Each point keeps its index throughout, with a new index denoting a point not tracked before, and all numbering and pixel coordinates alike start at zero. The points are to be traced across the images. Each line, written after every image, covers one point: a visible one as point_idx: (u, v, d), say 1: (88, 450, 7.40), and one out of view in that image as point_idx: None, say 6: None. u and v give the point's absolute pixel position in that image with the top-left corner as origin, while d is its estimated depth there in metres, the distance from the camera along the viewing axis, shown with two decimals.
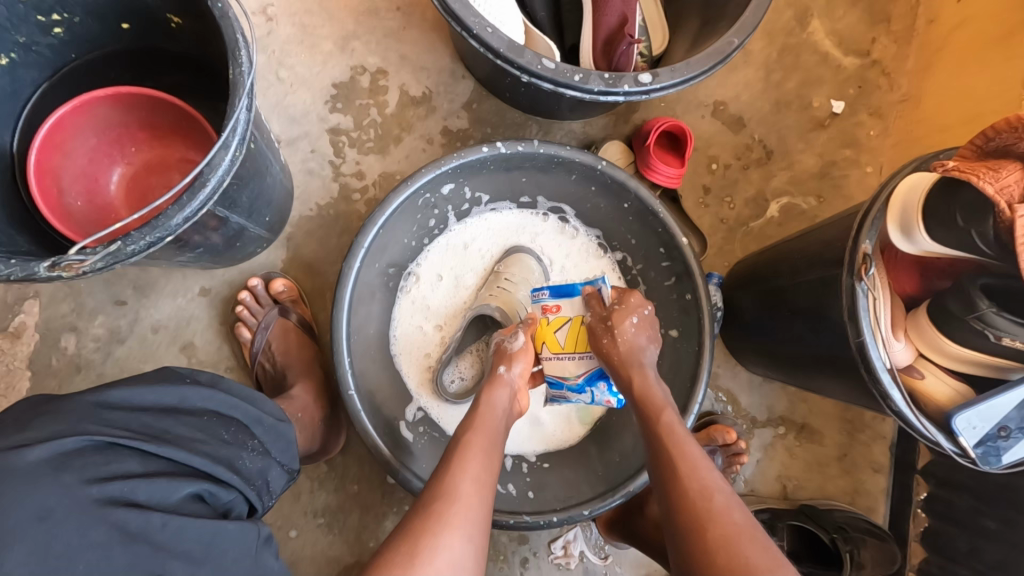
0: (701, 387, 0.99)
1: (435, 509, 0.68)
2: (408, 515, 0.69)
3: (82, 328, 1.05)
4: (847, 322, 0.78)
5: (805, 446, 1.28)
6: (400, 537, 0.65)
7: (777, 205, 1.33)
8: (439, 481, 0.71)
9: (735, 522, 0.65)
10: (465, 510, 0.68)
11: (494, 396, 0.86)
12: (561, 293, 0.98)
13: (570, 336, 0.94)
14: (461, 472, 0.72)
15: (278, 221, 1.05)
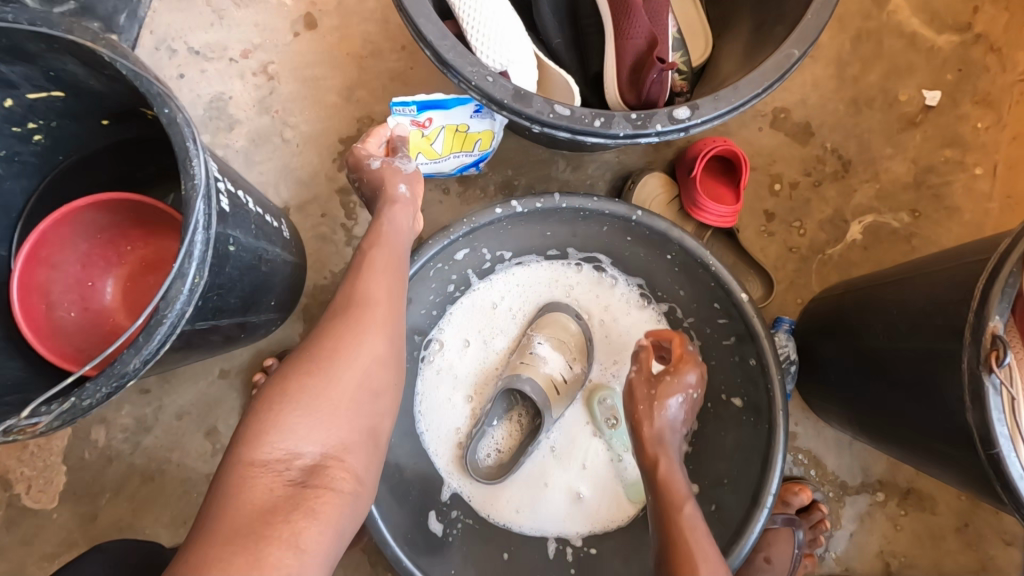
0: (775, 474, 0.81)
1: (324, 368, 0.59)
2: (317, 331, 0.64)
3: (111, 418, 1.04)
4: (970, 407, 0.64)
5: (911, 516, 1.07)
6: (298, 389, 0.57)
7: (860, 227, 1.11)
8: (340, 338, 0.62)
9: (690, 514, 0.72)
10: (352, 365, 0.61)
11: (395, 211, 0.76)
12: (430, 106, 0.88)
13: (447, 145, 0.96)
14: (355, 347, 0.62)
15: (288, 298, 0.98)
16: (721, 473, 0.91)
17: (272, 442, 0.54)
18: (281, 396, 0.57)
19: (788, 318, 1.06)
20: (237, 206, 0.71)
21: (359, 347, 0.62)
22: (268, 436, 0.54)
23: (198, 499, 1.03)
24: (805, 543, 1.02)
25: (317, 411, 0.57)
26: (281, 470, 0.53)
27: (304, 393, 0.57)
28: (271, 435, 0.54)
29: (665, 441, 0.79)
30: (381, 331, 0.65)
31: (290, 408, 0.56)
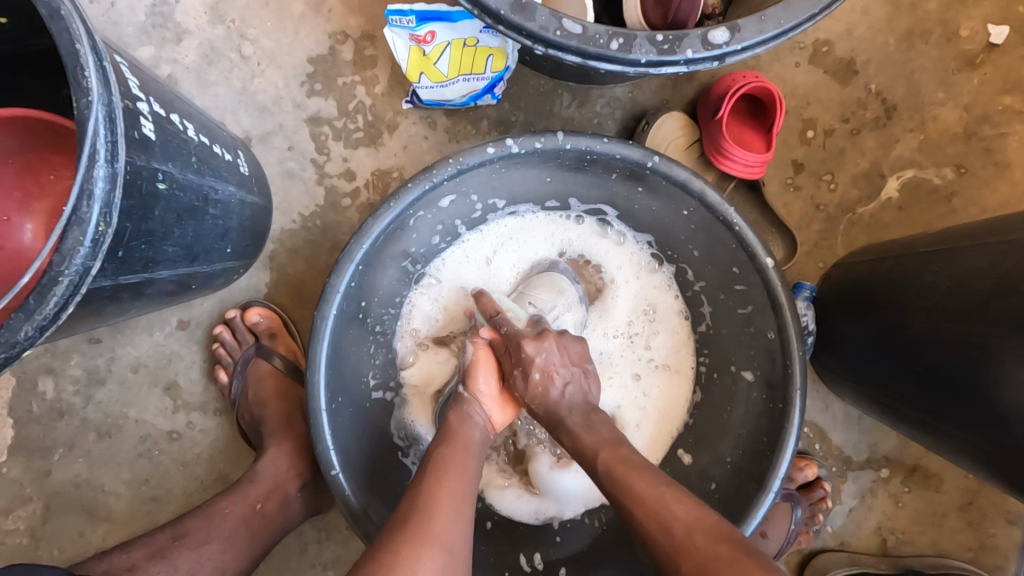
0: (786, 459, 0.74)
1: (423, 544, 0.58)
2: (387, 527, 0.62)
3: (59, 369, 0.95)
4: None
5: (915, 493, 1.02)
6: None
7: (897, 183, 0.99)
8: (422, 514, 0.61)
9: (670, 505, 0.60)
10: (445, 526, 0.61)
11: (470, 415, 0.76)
12: (430, 17, 0.81)
13: (453, 65, 0.85)
14: (437, 499, 0.63)
15: (249, 242, 0.86)
16: (723, 453, 0.84)
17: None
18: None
19: (809, 284, 0.96)
20: (164, 133, 0.58)
21: (437, 498, 0.63)
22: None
23: (159, 456, 0.96)
24: (802, 519, 0.98)
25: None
26: (448, 546, 0.60)
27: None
28: (432, 529, 0.60)
29: (567, 422, 0.72)
30: (455, 492, 0.64)
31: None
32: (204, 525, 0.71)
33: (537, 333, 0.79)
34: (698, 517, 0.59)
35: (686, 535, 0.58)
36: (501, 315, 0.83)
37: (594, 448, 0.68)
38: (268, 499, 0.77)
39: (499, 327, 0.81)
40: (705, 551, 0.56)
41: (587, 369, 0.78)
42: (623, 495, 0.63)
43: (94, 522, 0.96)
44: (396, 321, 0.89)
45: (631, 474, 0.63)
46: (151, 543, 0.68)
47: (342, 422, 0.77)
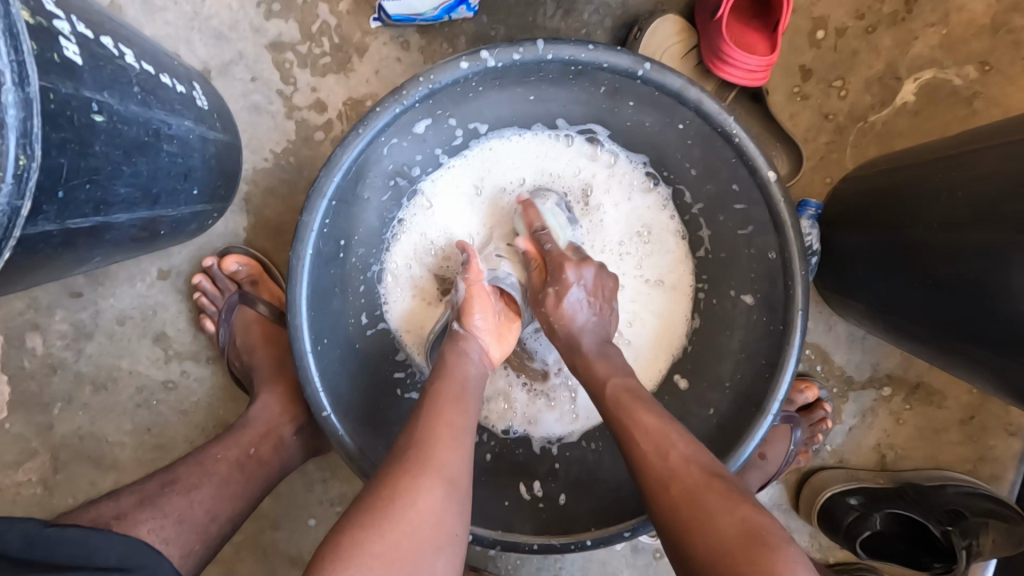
0: (785, 381, 0.72)
1: (423, 474, 0.57)
2: (386, 460, 0.61)
3: (45, 325, 0.94)
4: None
5: (916, 410, 1.01)
6: (358, 544, 0.52)
7: (915, 86, 0.91)
8: (421, 446, 0.60)
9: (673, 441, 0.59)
10: (445, 458, 0.60)
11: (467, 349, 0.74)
12: None
13: None
14: (437, 431, 0.62)
15: (219, 183, 0.81)
16: (721, 379, 0.82)
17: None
18: (347, 549, 0.52)
19: (815, 201, 0.91)
20: (95, 58, 0.52)
21: (438, 430, 0.62)
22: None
23: (157, 406, 0.96)
24: (802, 440, 0.98)
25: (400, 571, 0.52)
26: (448, 476, 0.59)
27: (389, 531, 0.53)
28: (431, 460, 0.59)
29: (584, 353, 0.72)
30: (454, 425, 0.63)
31: (375, 566, 0.51)
32: (196, 470, 0.69)
33: (579, 257, 0.78)
34: (694, 451, 0.59)
35: (681, 464, 0.57)
36: (545, 231, 0.80)
37: (604, 376, 0.68)
38: (261, 444, 0.77)
39: (543, 241, 0.79)
40: (693, 482, 0.56)
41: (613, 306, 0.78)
42: (625, 423, 0.63)
43: (102, 471, 0.97)
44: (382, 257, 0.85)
45: (638, 403, 0.64)
46: (141, 490, 0.64)
47: (331, 363, 0.76)
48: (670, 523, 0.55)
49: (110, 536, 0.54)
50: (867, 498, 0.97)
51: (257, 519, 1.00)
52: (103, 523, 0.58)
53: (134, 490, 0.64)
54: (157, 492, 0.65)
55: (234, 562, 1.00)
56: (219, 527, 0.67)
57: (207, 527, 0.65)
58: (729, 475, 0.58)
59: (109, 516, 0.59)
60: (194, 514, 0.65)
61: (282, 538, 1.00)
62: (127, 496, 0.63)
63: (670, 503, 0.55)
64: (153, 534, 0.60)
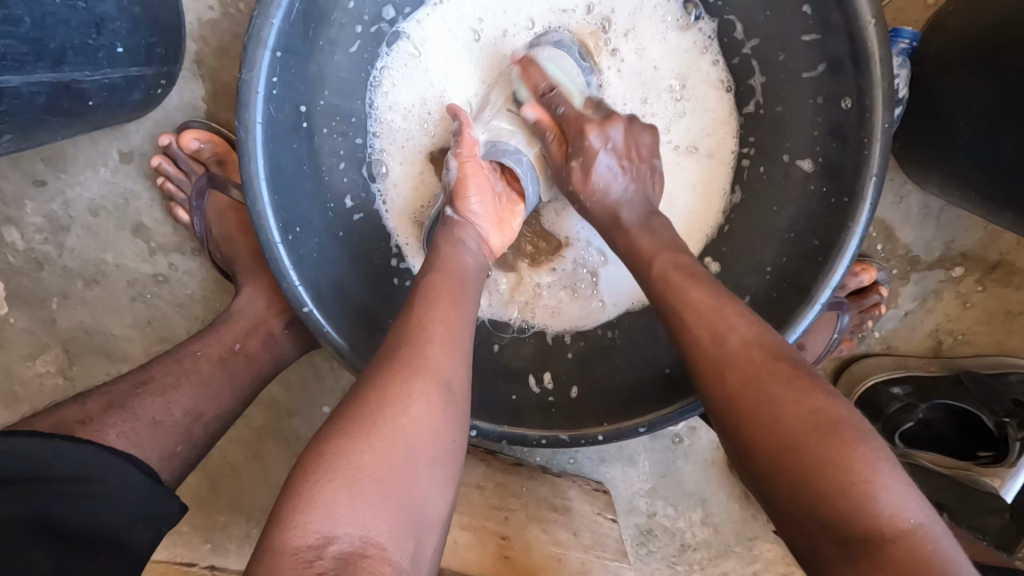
0: (845, 262, 0.59)
1: (415, 378, 0.50)
2: (373, 362, 0.53)
3: (18, 218, 0.87)
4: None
5: (988, 292, 0.88)
6: (345, 453, 0.45)
7: None
8: (412, 345, 0.52)
9: (730, 321, 0.49)
10: (440, 360, 0.52)
11: (463, 233, 0.63)
12: None
13: None
14: (431, 330, 0.53)
15: (155, 38, 0.65)
16: (762, 262, 0.69)
17: (310, 524, 0.41)
18: (331, 459, 0.44)
19: (911, 30, 0.69)
20: None
21: (431, 329, 0.54)
22: (302, 514, 0.42)
23: (152, 301, 0.92)
24: (848, 327, 0.87)
25: (395, 483, 0.45)
26: (444, 380, 0.51)
27: (379, 440, 0.46)
28: (424, 362, 0.51)
29: (624, 225, 0.60)
30: (451, 324, 0.55)
31: (366, 477, 0.44)
32: (176, 368, 0.65)
33: (601, 116, 0.65)
34: (757, 332, 0.48)
35: (740, 349, 0.47)
36: (556, 91, 0.66)
37: (651, 252, 0.57)
38: (249, 338, 0.72)
39: (553, 106, 0.66)
40: (760, 367, 0.46)
41: (654, 165, 0.64)
42: (673, 306, 0.52)
43: (116, 362, 0.95)
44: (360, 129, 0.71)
45: (690, 283, 0.53)
46: (111, 392, 0.60)
47: (309, 252, 0.66)
48: (728, 415, 0.46)
49: (66, 444, 0.52)
50: (915, 388, 0.89)
51: (273, 406, 1.01)
52: (66, 427, 0.55)
53: (103, 392, 0.60)
54: (128, 394, 0.61)
55: (257, 445, 1.03)
56: (207, 424, 0.64)
57: (190, 428, 0.63)
58: (800, 356, 0.48)
59: (74, 420, 0.56)
60: (172, 415, 0.62)
61: (300, 424, 1.01)
62: (94, 400, 0.59)
63: (726, 388, 0.47)
64: (125, 438, 0.57)
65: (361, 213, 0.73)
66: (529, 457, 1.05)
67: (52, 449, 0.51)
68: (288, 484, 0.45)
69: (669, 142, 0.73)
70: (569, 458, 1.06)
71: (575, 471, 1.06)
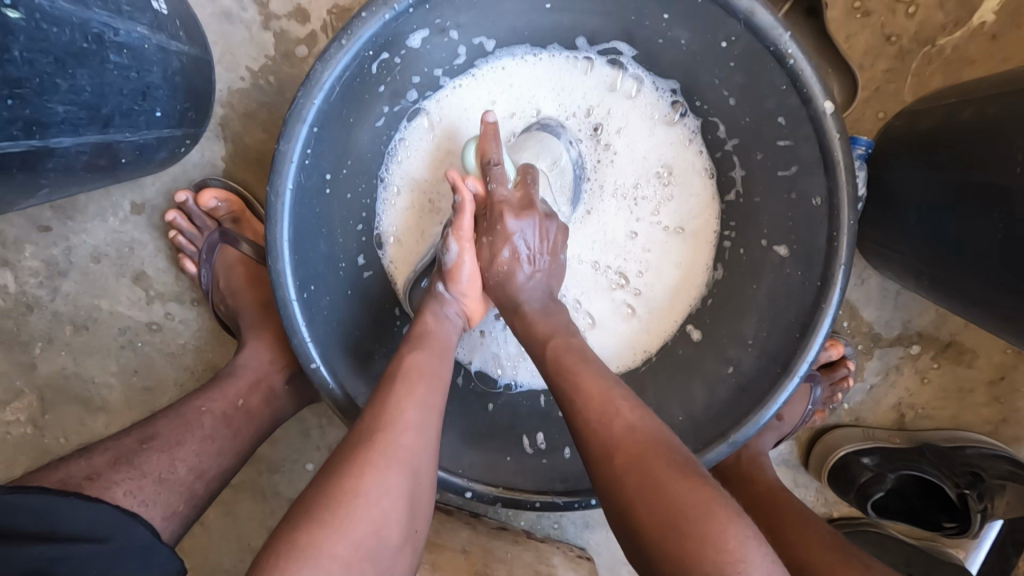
0: (818, 340, 0.65)
1: (391, 468, 0.52)
2: (347, 441, 0.54)
3: (14, 261, 0.87)
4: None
5: (944, 368, 0.96)
6: (317, 544, 0.46)
7: (996, 3, 0.78)
8: (389, 428, 0.54)
9: (625, 421, 0.52)
10: (413, 448, 0.54)
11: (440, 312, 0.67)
12: None
13: None
14: (406, 415, 0.55)
15: (188, 104, 0.70)
16: (742, 335, 0.75)
17: None
18: (303, 547, 0.46)
19: (865, 138, 0.80)
20: None
21: (408, 416, 0.56)
22: None
23: (141, 349, 0.91)
24: (821, 400, 0.93)
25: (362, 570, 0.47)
26: (416, 470, 0.54)
27: (350, 531, 0.48)
28: (400, 448, 0.53)
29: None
30: (425, 410, 0.57)
31: (335, 565, 0.46)
32: (178, 425, 0.65)
33: (524, 201, 0.69)
34: (641, 418, 0.53)
35: (625, 433, 0.52)
36: (499, 165, 0.67)
37: (545, 336, 0.64)
38: (250, 395, 0.72)
39: (489, 179, 0.68)
40: (633, 452, 0.50)
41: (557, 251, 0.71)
42: (565, 378, 0.58)
43: (92, 411, 0.93)
44: (375, 194, 0.77)
45: (578, 362, 0.59)
46: (117, 446, 0.61)
47: (320, 310, 0.68)
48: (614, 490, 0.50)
49: (78, 502, 0.53)
50: (883, 458, 0.93)
51: (254, 462, 0.98)
52: (74, 484, 0.55)
53: (109, 447, 0.61)
54: (134, 450, 0.61)
55: (233, 503, 0.99)
56: (201, 486, 0.63)
57: (189, 487, 0.62)
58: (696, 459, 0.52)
59: (81, 475, 0.57)
60: (175, 473, 0.62)
61: (280, 481, 0.99)
62: (102, 454, 0.60)
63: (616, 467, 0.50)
64: (131, 496, 0.57)
65: (370, 270, 0.77)
66: (513, 520, 1.04)
67: (63, 506, 0.53)
68: (256, 563, 0.46)
69: (657, 221, 0.81)
70: (553, 523, 1.05)
71: (558, 536, 1.05)
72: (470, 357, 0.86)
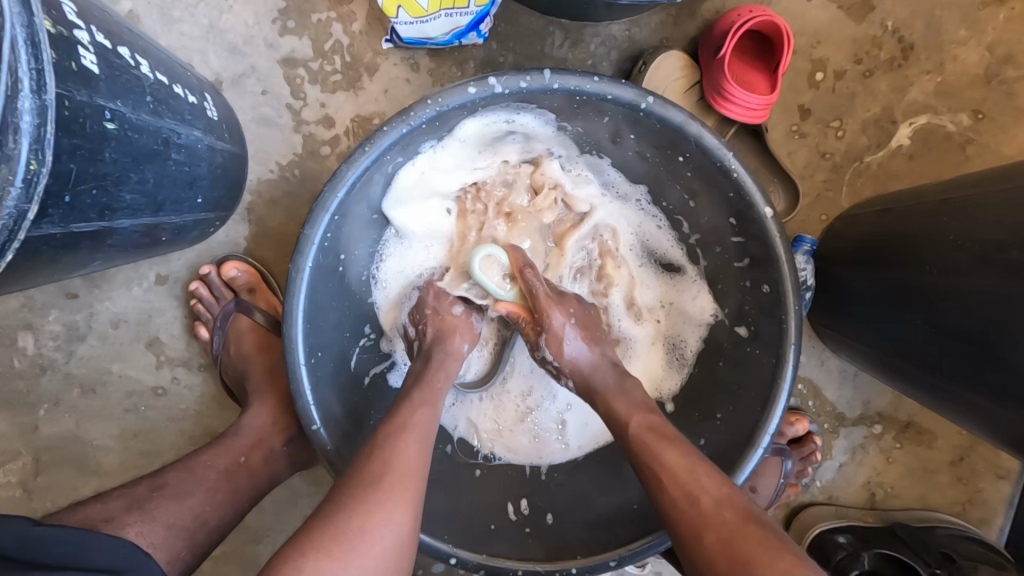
0: (778, 413, 0.72)
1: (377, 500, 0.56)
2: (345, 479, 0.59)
3: (38, 325, 0.93)
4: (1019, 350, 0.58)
5: (906, 449, 1.01)
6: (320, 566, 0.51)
7: (909, 129, 0.94)
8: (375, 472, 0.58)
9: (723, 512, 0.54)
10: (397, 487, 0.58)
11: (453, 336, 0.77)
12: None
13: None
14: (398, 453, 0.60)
15: (223, 193, 0.80)
16: (713, 408, 0.82)
17: None
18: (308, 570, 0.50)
19: (809, 237, 0.93)
20: (110, 67, 0.53)
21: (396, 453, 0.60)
22: None
23: (145, 413, 0.95)
24: (792, 473, 0.98)
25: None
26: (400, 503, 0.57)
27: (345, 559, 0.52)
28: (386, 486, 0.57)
29: (577, 366, 0.73)
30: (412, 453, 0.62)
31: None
32: (185, 477, 0.67)
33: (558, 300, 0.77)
34: (727, 493, 0.57)
35: (713, 509, 0.55)
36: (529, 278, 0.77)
37: (625, 415, 0.65)
38: (252, 452, 0.75)
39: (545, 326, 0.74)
40: (716, 538, 0.53)
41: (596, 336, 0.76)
42: (650, 460, 0.60)
43: (86, 474, 0.94)
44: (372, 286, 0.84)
45: (662, 446, 0.61)
46: (130, 493, 0.64)
47: (325, 376, 0.75)
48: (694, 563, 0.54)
49: (104, 536, 0.55)
50: (856, 537, 0.96)
51: (239, 532, 0.99)
52: (91, 524, 0.59)
53: (123, 493, 0.64)
54: (145, 496, 0.64)
55: (213, 574, 0.98)
56: (199, 542, 0.66)
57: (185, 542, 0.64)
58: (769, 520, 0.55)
59: (99, 518, 0.60)
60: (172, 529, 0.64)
61: (264, 552, 0.99)
62: (116, 500, 0.62)
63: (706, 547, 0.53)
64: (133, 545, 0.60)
65: (371, 341, 0.85)
66: None
67: (90, 538, 0.54)
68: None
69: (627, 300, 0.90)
70: None
71: None
72: (454, 423, 0.89)
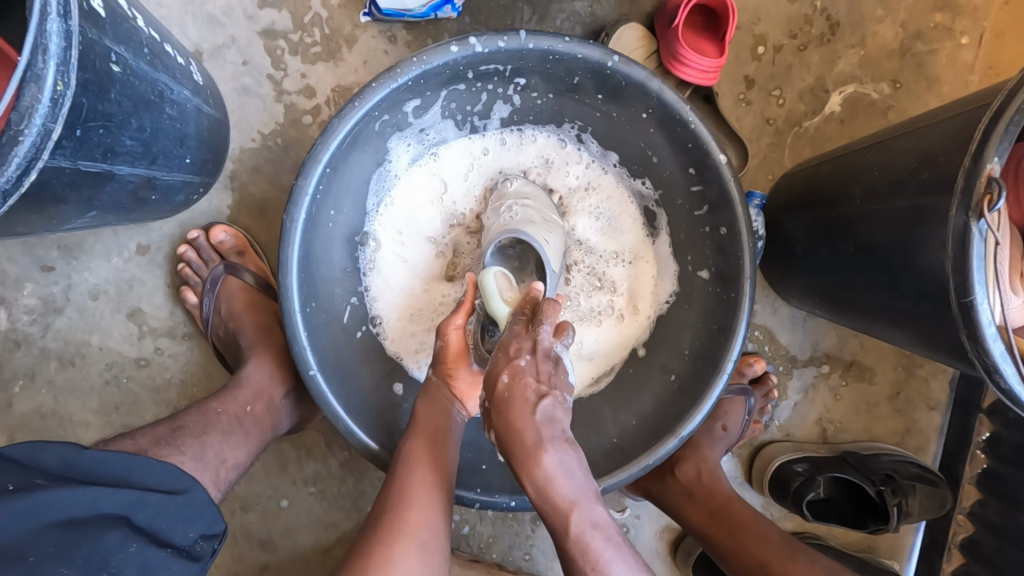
0: (738, 340, 0.81)
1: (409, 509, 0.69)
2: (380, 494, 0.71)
3: (12, 299, 0.92)
4: (950, 273, 0.59)
5: (851, 386, 1.12)
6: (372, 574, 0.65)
7: (840, 97, 1.05)
8: (400, 487, 0.70)
9: None
10: (422, 492, 0.70)
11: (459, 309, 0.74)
12: None
13: None
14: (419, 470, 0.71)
15: (209, 156, 0.83)
16: (681, 345, 0.89)
17: None
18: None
19: (759, 193, 1.03)
20: (114, 14, 0.57)
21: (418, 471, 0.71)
22: None
23: (127, 384, 0.94)
24: (755, 409, 1.07)
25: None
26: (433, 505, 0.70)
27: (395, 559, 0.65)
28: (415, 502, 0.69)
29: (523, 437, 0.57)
30: (432, 463, 0.72)
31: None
32: (200, 419, 0.75)
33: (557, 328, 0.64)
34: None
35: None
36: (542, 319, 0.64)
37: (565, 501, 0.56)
38: (257, 402, 0.80)
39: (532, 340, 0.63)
40: None
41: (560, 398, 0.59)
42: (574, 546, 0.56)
43: None
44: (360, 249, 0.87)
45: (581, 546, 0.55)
46: (154, 431, 0.71)
47: (317, 325, 0.79)
48: None
49: (149, 460, 0.65)
50: (811, 465, 1.06)
51: (229, 500, 0.99)
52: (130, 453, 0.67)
53: (147, 432, 0.71)
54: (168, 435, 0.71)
55: None
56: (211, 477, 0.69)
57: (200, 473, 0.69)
58: None
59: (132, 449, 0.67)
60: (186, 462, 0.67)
61: (253, 519, 1.00)
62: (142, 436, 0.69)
63: None
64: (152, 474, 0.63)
65: (357, 299, 0.87)
66: (486, 553, 1.08)
67: (135, 462, 0.64)
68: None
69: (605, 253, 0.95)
70: (524, 554, 1.09)
71: (529, 568, 1.08)
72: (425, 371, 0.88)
